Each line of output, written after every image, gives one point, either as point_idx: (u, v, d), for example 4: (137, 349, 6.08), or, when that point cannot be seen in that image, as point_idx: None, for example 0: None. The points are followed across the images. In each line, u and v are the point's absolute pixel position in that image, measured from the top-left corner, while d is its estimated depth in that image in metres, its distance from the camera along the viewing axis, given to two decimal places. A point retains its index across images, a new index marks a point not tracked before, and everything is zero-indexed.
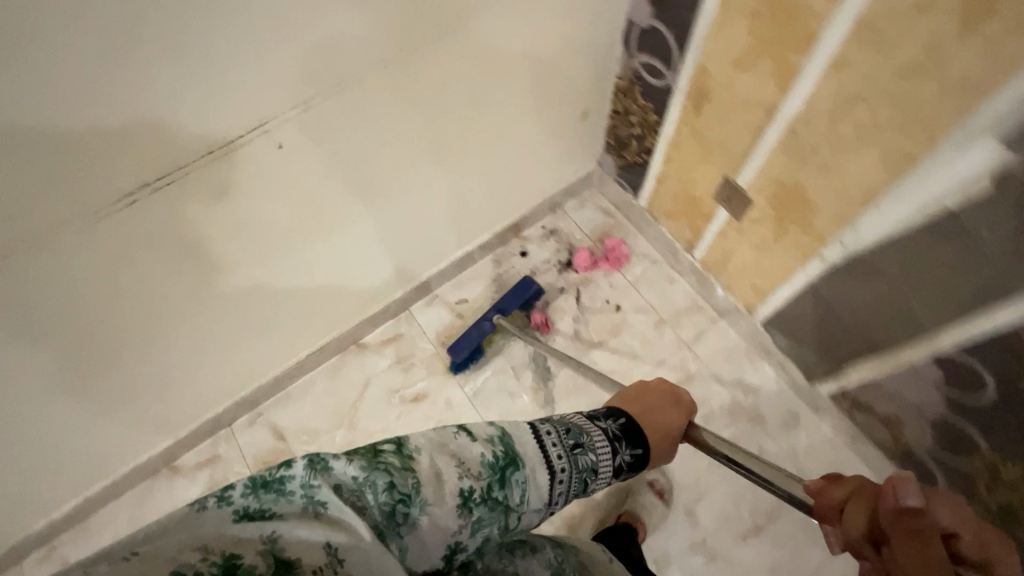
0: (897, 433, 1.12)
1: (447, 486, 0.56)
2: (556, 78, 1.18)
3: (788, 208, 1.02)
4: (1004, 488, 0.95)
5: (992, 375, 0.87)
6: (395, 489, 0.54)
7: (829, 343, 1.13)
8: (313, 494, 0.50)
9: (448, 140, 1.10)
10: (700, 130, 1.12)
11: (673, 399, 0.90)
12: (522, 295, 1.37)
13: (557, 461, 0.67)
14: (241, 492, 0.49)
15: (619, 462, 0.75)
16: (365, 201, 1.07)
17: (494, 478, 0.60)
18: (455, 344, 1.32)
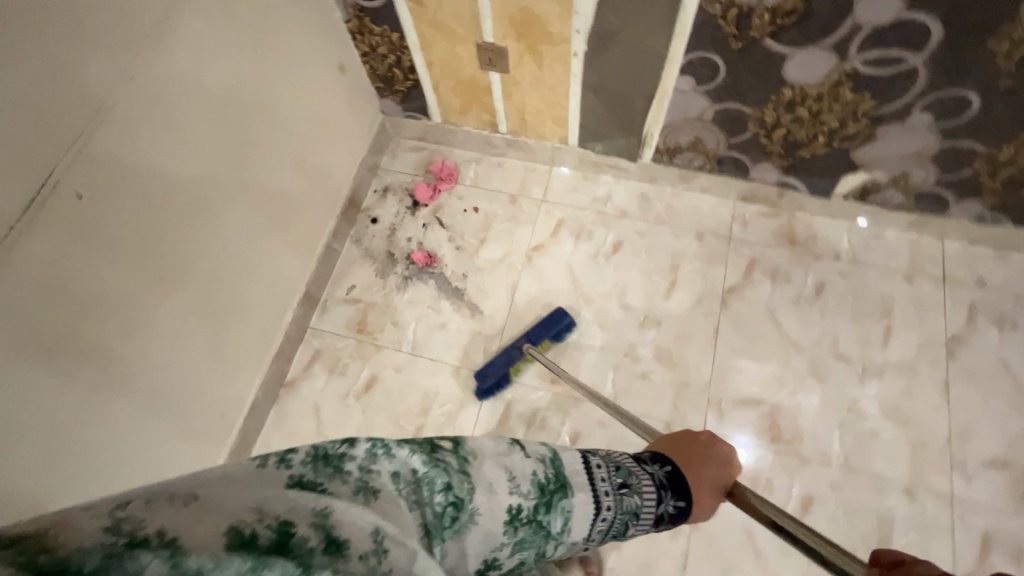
0: (708, 157, 1.39)
1: (496, 500, 0.60)
2: (293, 41, 1.19)
3: (531, 34, 1.18)
4: (778, 135, 1.25)
5: (724, 63, 1.11)
6: (451, 490, 0.58)
7: (628, 126, 1.36)
8: (369, 480, 0.53)
9: (234, 148, 1.10)
10: (433, 18, 1.22)
11: (728, 456, 0.90)
12: (553, 326, 1.35)
13: (604, 497, 0.68)
14: (302, 459, 0.53)
15: (660, 512, 0.74)
16: (195, 241, 1.05)
17: (540, 501, 0.64)
18: (483, 369, 1.32)
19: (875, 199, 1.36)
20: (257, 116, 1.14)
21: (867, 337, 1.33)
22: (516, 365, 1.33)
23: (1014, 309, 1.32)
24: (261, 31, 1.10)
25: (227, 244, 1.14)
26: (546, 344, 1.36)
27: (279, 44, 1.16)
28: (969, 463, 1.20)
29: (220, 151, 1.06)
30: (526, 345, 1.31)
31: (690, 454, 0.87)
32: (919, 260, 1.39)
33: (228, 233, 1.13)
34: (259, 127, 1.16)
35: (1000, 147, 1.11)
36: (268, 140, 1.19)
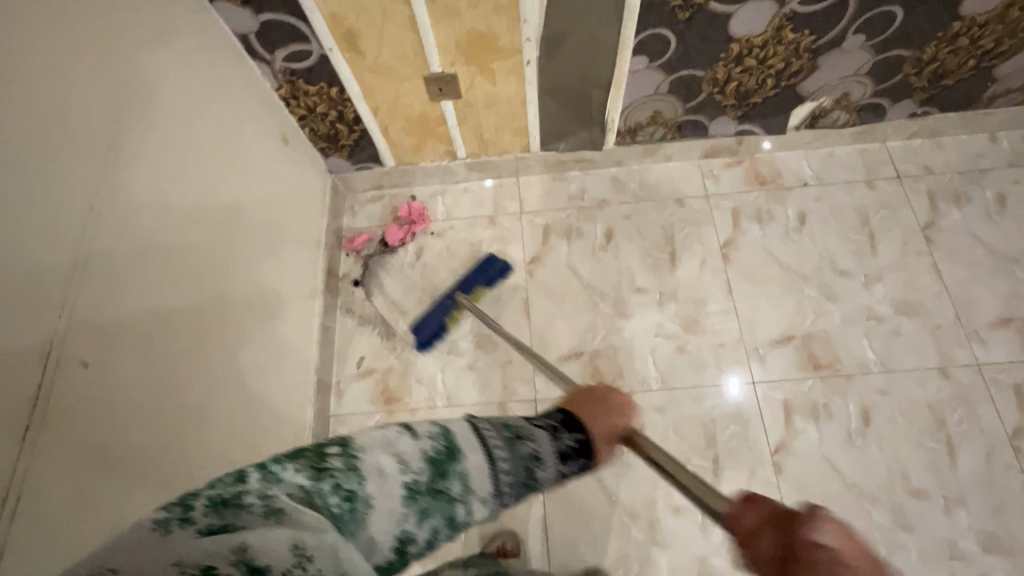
0: (668, 127, 1.43)
1: (392, 480, 0.56)
2: (234, 122, 1.09)
3: (480, 54, 1.16)
4: (732, 88, 1.30)
5: (673, 34, 1.14)
6: (344, 488, 0.53)
7: (588, 119, 1.37)
8: (271, 502, 0.48)
9: (212, 258, 1.00)
10: (373, 64, 1.16)
11: (623, 401, 0.88)
12: (486, 272, 1.38)
13: (495, 449, 0.65)
14: (203, 511, 0.45)
15: (562, 449, 0.74)
16: (205, 369, 0.94)
17: (434, 472, 0.60)
18: (418, 324, 1.32)
19: (823, 123, 1.46)
20: (225, 218, 1.05)
21: (858, 248, 1.42)
22: (450, 313, 1.35)
23: (963, 185, 1.47)
24: (206, 126, 1.00)
25: (234, 363, 1.03)
26: (480, 291, 1.38)
27: (225, 135, 1.06)
28: (980, 329, 1.32)
29: (201, 265, 0.96)
30: (456, 293, 1.33)
31: (575, 409, 0.85)
32: (874, 166, 1.50)
33: (232, 351, 1.03)
34: (228, 229, 1.06)
35: (923, 49, 1.23)
36: (239, 239, 1.09)
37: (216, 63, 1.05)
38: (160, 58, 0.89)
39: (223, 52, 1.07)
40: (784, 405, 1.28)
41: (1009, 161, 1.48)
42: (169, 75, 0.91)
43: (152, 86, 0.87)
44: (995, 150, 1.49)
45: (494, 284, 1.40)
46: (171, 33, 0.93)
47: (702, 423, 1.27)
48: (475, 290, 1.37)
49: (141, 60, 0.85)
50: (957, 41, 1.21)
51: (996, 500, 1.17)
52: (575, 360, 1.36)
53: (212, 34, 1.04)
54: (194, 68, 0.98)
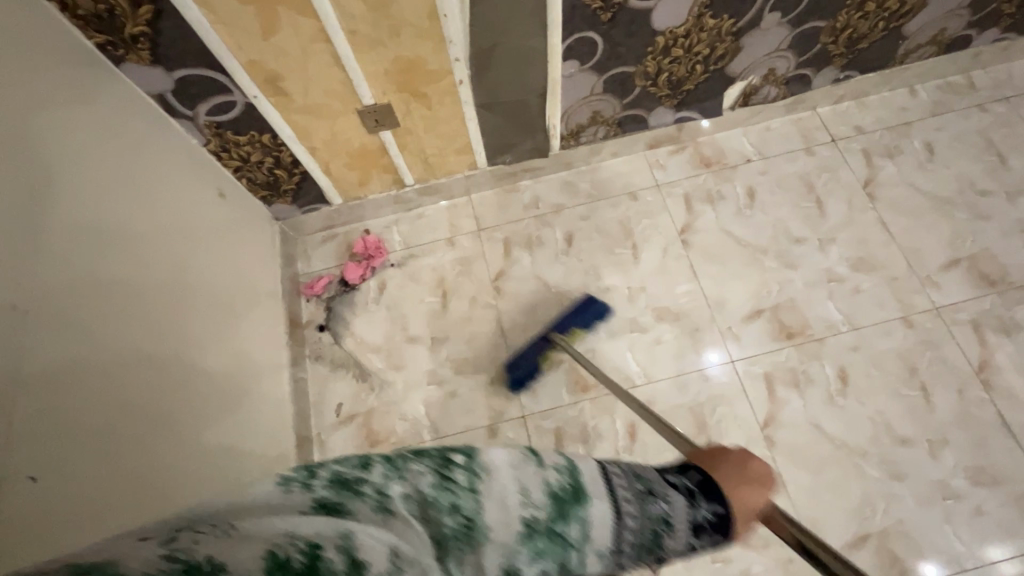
0: (609, 124, 1.44)
1: (512, 510, 0.49)
2: (164, 181, 1.04)
3: (412, 80, 1.13)
4: (664, 78, 1.31)
5: (600, 36, 1.14)
6: (462, 511, 0.47)
7: (530, 128, 1.37)
8: (385, 501, 0.45)
9: (161, 328, 0.94)
10: (302, 104, 1.12)
11: (767, 471, 0.73)
12: (584, 315, 1.32)
13: (626, 505, 0.56)
14: (324, 484, 0.45)
15: (693, 521, 0.61)
16: (167, 441, 0.88)
17: (558, 512, 0.51)
18: (512, 360, 1.28)
19: (755, 100, 1.50)
20: (169, 278, 0.99)
21: (808, 214, 1.46)
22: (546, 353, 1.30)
23: (893, 139, 1.54)
24: (129, 187, 0.94)
25: (200, 426, 0.97)
26: (577, 332, 1.33)
27: (152, 193, 1.00)
28: (932, 274, 1.37)
29: (145, 334, 0.89)
30: (554, 333, 1.28)
31: (715, 472, 0.71)
32: (809, 134, 1.56)
33: (195, 415, 0.96)
34: (171, 290, 0.99)
35: (835, 18, 1.27)
36: (184, 298, 1.03)
37: (135, 125, 0.98)
38: (74, 128, 0.83)
39: (139, 114, 1.00)
40: (765, 378, 1.30)
41: (930, 111, 1.56)
42: (87, 144, 0.85)
43: (69, 162, 0.81)
44: (916, 103, 1.57)
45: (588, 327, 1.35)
46: (80, 96, 0.86)
47: (691, 410, 1.28)
48: (570, 333, 1.32)
49: (55, 133, 0.79)
50: (865, 6, 1.26)
51: (975, 434, 1.22)
52: (557, 369, 1.34)
53: (126, 97, 0.97)
54: (113, 134, 0.92)
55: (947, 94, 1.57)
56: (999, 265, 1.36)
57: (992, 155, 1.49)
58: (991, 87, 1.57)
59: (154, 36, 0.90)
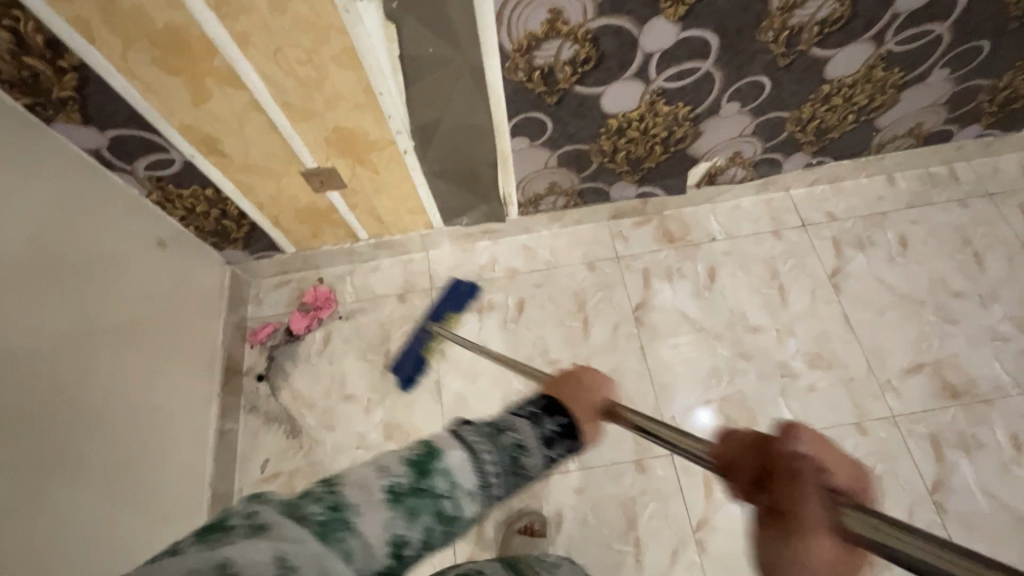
0: (568, 194, 1.41)
1: (374, 486, 0.56)
2: (97, 223, 1.04)
3: (354, 148, 1.11)
4: (621, 155, 1.28)
5: (548, 117, 1.12)
6: (332, 496, 0.53)
7: (484, 195, 1.34)
8: (256, 520, 0.49)
9: (66, 306, 0.95)
10: (242, 164, 1.11)
11: (597, 381, 0.83)
12: (453, 299, 1.41)
13: (478, 443, 0.66)
14: (188, 542, 0.46)
15: (545, 434, 0.73)
16: (68, 434, 0.92)
17: (416, 475, 0.59)
18: (399, 359, 1.35)
19: (721, 180, 1.46)
20: (87, 258, 1.01)
21: (769, 301, 1.41)
22: (429, 344, 1.37)
23: (866, 230, 1.48)
24: (65, 205, 0.97)
25: (97, 443, 0.98)
26: (452, 317, 1.40)
27: (77, 233, 1.00)
28: (892, 379, 1.30)
29: (50, 338, 0.91)
30: (430, 323, 1.36)
31: (553, 388, 0.82)
32: (779, 216, 1.51)
33: (96, 429, 0.97)
34: (93, 304, 1.01)
35: (800, 109, 1.23)
36: (116, 281, 1.07)
37: (69, 178, 0.99)
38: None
39: (71, 170, 1.00)
40: (704, 476, 1.23)
41: (907, 202, 1.50)
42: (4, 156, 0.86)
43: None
44: (894, 193, 1.51)
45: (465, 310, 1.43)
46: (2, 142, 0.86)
47: (622, 502, 1.22)
48: (447, 319, 1.40)
49: None
50: (832, 100, 1.22)
51: None
52: None
53: (59, 154, 0.97)
54: (45, 182, 0.93)
55: (927, 185, 1.51)
56: (965, 376, 1.29)
57: (968, 255, 1.42)
58: (974, 181, 1.51)
59: (83, 101, 0.90)
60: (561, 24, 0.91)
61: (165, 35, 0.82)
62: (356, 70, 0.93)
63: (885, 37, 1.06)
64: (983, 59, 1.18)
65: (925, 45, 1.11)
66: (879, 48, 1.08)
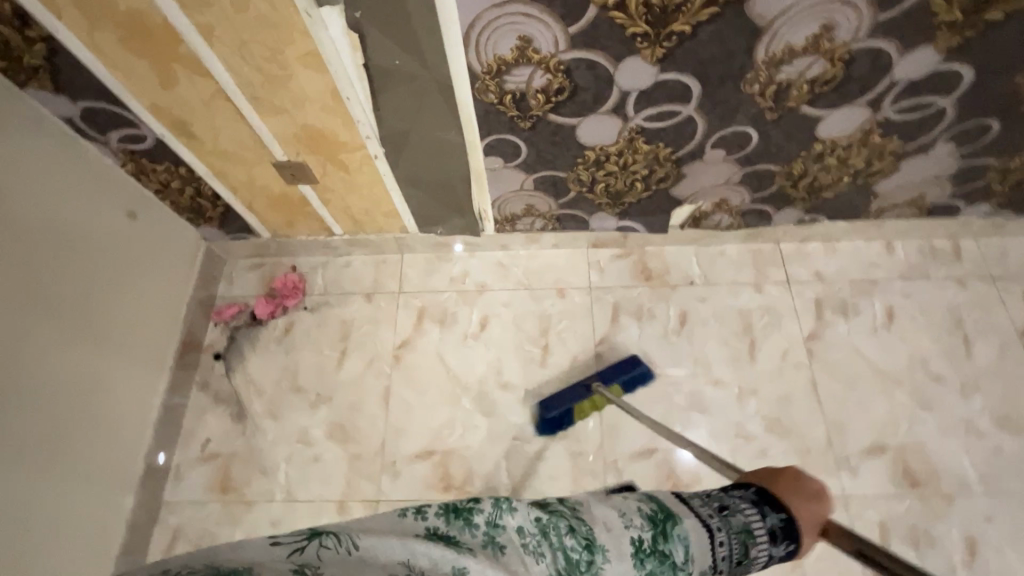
0: (546, 218, 1.38)
1: (616, 536, 0.60)
2: (82, 176, 1.11)
3: (324, 146, 1.11)
4: (601, 187, 1.25)
5: (522, 141, 1.09)
6: (577, 532, 0.59)
7: (459, 208, 1.33)
8: (494, 534, 0.56)
9: (45, 223, 1.03)
10: (214, 148, 1.11)
11: (821, 487, 0.77)
12: (627, 372, 1.30)
13: (710, 518, 0.67)
14: (437, 514, 0.56)
15: (772, 528, 0.70)
16: (20, 333, 0.99)
17: (657, 533, 0.62)
18: (549, 400, 1.28)
19: (707, 224, 1.41)
20: (75, 189, 1.10)
21: (737, 357, 1.36)
22: (585, 404, 1.27)
23: (853, 296, 1.41)
24: (58, 147, 1.06)
25: (45, 354, 1.04)
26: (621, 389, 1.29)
27: (66, 175, 1.08)
28: (852, 457, 1.24)
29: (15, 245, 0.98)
30: (595, 385, 1.26)
31: (769, 479, 0.78)
32: (763, 269, 1.45)
33: (31, 352, 1.01)
34: (65, 231, 1.07)
35: (790, 165, 1.18)
36: (102, 218, 1.15)
37: (50, 139, 1.05)
38: None
39: (49, 132, 1.05)
40: None
41: (902, 273, 1.43)
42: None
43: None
44: (889, 261, 1.44)
45: (633, 386, 1.32)
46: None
47: None
48: (613, 386, 1.28)
49: None
50: (826, 160, 1.16)
51: None
52: (427, 459, 1.28)
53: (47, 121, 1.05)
54: (35, 131, 1.02)
55: (927, 258, 1.44)
56: (929, 466, 1.22)
57: (957, 339, 1.35)
58: (977, 261, 1.42)
59: (53, 70, 0.92)
60: (532, 52, 0.88)
61: (130, 18, 0.82)
62: (322, 72, 0.92)
63: (882, 103, 1.00)
64: (993, 138, 1.11)
65: (927, 116, 1.04)
66: (876, 114, 1.03)
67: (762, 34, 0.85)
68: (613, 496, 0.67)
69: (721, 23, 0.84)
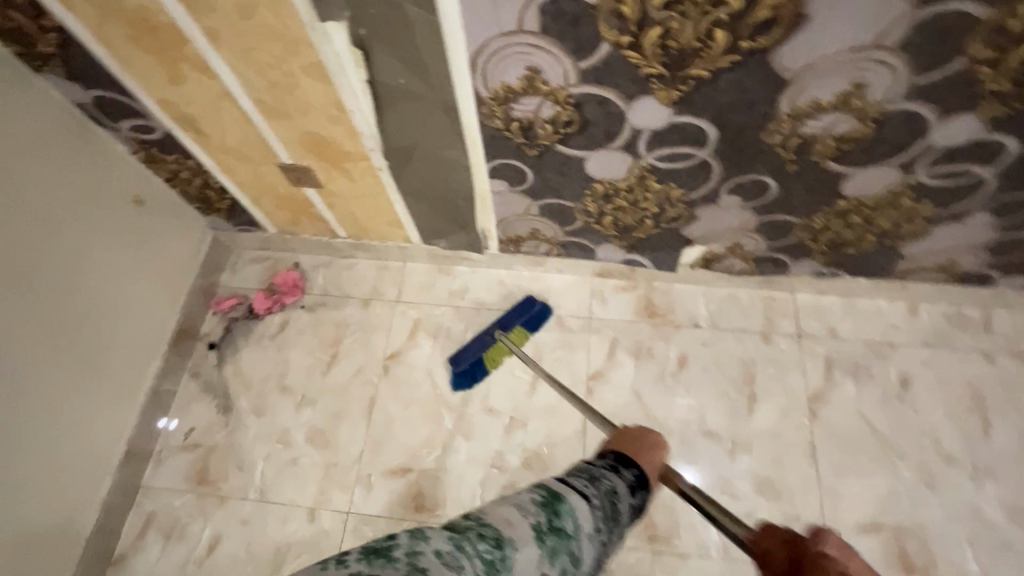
0: (551, 243, 1.34)
1: (519, 526, 0.63)
2: (101, 169, 1.17)
3: (328, 154, 1.09)
4: (609, 219, 1.20)
5: (528, 167, 1.06)
6: (487, 537, 0.60)
7: (462, 225, 1.30)
8: (416, 560, 0.53)
9: (65, 210, 1.10)
10: (221, 145, 1.11)
11: (659, 441, 0.87)
12: (524, 313, 1.36)
13: (583, 488, 0.71)
14: (355, 556, 0.52)
15: (629, 482, 0.78)
16: (29, 309, 1.05)
17: (549, 514, 0.65)
18: (457, 355, 1.32)
19: (719, 266, 1.35)
20: (98, 182, 1.16)
21: (733, 408, 1.30)
22: (490, 349, 1.33)
23: (867, 358, 1.33)
24: (84, 142, 1.13)
25: (52, 331, 1.09)
26: (520, 331, 1.35)
27: (89, 168, 1.14)
28: (842, 530, 1.18)
29: (33, 228, 1.04)
30: (498, 329, 1.32)
31: (617, 441, 0.87)
32: (774, 318, 1.38)
33: (36, 327, 1.06)
34: (81, 218, 1.13)
35: (811, 218, 1.11)
36: (121, 211, 1.21)
37: (72, 130, 1.11)
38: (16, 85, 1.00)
39: (68, 122, 1.10)
40: None
41: (923, 339, 1.34)
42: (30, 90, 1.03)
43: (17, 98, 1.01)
44: (911, 325, 1.35)
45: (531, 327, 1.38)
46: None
47: None
48: (512, 330, 1.35)
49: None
50: (849, 217, 1.09)
51: None
52: (402, 475, 1.27)
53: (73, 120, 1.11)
54: (62, 126, 1.09)
55: (953, 326, 1.34)
56: (926, 551, 1.14)
57: (975, 418, 1.26)
58: (1010, 336, 1.32)
59: (65, 58, 0.92)
60: (540, 83, 0.84)
61: (137, 15, 0.82)
62: (325, 84, 0.90)
63: (915, 168, 0.93)
64: None
65: (964, 185, 0.97)
66: (907, 177, 0.95)
67: (786, 87, 0.80)
68: (503, 499, 0.69)
69: (743, 73, 0.78)
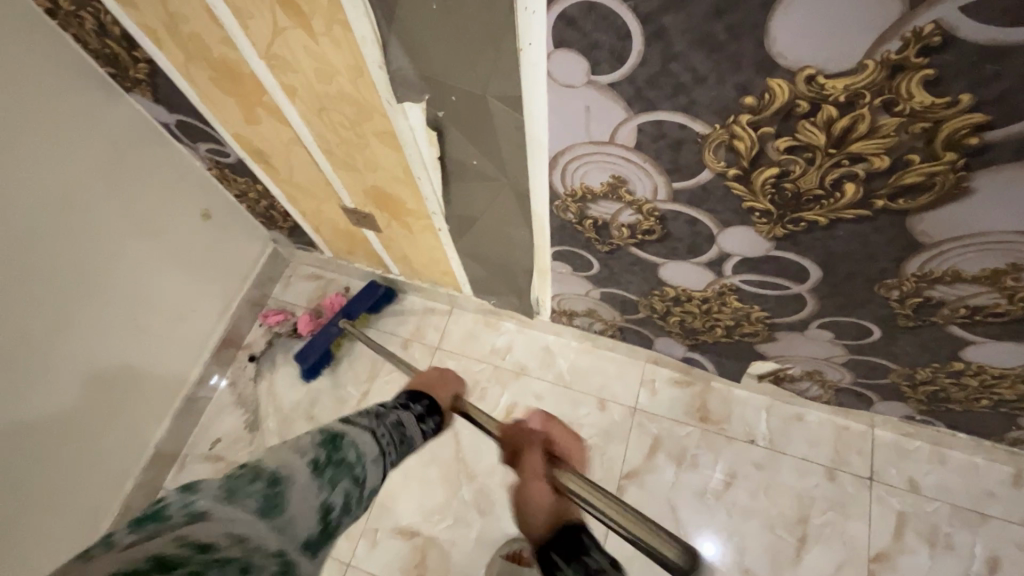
0: (606, 324, 1.24)
1: (296, 460, 0.57)
2: (186, 187, 1.21)
3: (390, 207, 1.05)
4: (673, 318, 1.09)
5: (596, 259, 0.96)
6: (269, 473, 0.55)
7: (516, 290, 1.22)
8: (196, 508, 0.48)
9: (151, 225, 1.16)
10: (288, 179, 1.09)
11: (453, 374, 0.83)
12: (366, 300, 1.41)
13: (362, 421, 0.67)
14: (124, 530, 0.45)
15: (418, 413, 0.74)
16: (105, 315, 1.11)
17: (324, 447, 0.60)
18: (303, 351, 1.35)
19: (790, 384, 1.20)
20: (185, 202, 1.21)
21: (778, 547, 1.15)
22: (337, 338, 1.39)
23: (950, 524, 1.14)
24: (178, 165, 1.18)
25: (119, 336, 1.15)
26: (363, 316, 1.42)
27: (178, 188, 1.19)
28: None
29: (119, 240, 1.10)
30: (341, 320, 1.36)
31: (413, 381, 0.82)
32: (844, 453, 1.22)
33: (106, 332, 1.12)
34: (163, 233, 1.18)
35: (915, 369, 0.95)
36: (198, 228, 1.26)
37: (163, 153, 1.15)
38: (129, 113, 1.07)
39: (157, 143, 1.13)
40: None
41: None
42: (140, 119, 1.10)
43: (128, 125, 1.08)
44: (1016, 497, 1.14)
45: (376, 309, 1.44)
46: (48, 87, 0.94)
47: None
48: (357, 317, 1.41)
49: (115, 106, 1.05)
50: (963, 378, 0.92)
51: None
52: (408, 537, 1.22)
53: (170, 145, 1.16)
54: (159, 151, 1.14)
55: None
56: None
57: None
58: None
59: (153, 85, 0.92)
60: (624, 191, 0.75)
61: (221, 62, 0.80)
62: (396, 152, 0.85)
63: None
64: None
65: None
66: None
67: (921, 248, 0.66)
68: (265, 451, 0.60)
69: (869, 226, 0.66)
